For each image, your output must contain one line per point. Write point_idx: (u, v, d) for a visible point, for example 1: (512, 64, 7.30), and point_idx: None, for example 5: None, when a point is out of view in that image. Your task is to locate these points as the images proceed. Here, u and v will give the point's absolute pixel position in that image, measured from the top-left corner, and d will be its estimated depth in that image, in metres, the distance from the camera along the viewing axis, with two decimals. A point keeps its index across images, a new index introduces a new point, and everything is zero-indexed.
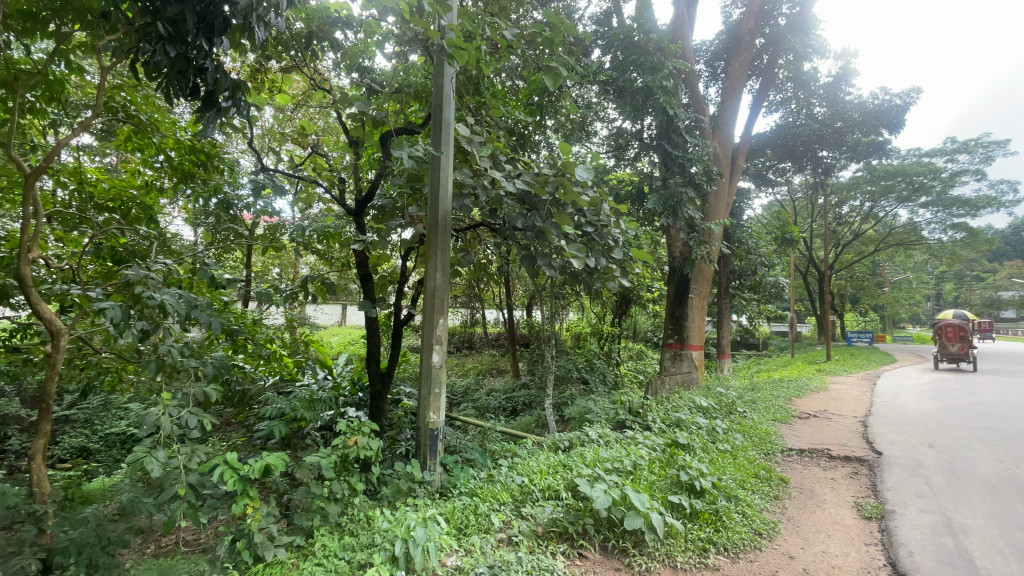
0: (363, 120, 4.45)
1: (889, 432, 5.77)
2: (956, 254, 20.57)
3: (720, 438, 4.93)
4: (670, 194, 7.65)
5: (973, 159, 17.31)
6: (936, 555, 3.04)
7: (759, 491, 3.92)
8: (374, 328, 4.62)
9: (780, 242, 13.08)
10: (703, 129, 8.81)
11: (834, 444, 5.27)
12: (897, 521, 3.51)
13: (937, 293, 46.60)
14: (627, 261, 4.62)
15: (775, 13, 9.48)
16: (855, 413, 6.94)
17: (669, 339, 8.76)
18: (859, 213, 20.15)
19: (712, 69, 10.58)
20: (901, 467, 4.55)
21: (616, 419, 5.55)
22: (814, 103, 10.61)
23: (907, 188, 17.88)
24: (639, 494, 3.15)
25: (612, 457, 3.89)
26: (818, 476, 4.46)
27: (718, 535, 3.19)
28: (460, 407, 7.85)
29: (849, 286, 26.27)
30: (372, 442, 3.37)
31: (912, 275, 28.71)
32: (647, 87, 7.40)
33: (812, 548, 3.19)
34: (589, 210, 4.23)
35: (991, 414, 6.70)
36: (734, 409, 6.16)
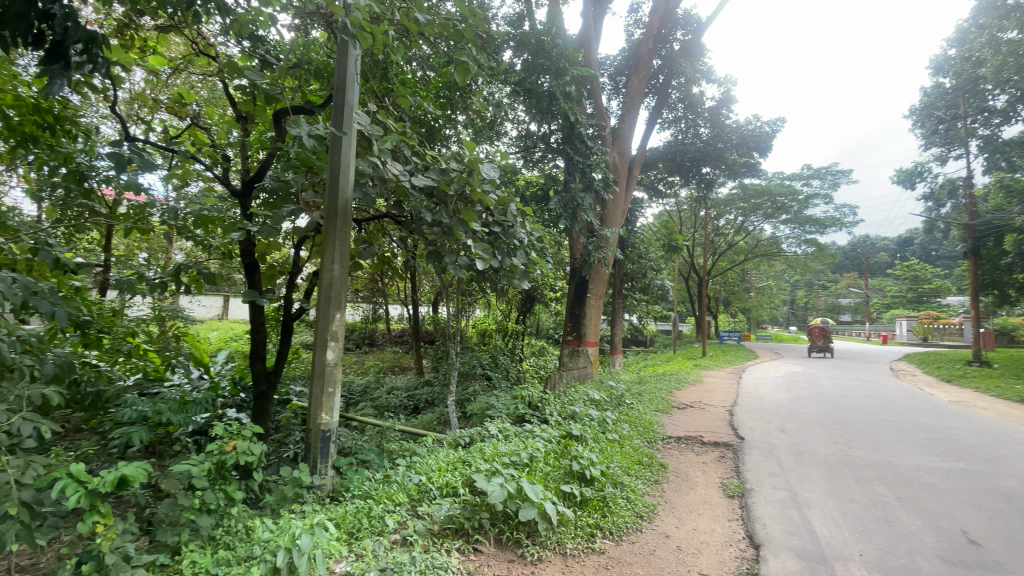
0: (255, 94, 4.09)
1: (750, 419, 6.57)
2: (807, 265, 24.02)
3: (610, 429, 5.29)
4: (572, 199, 8.00)
5: (823, 184, 20.22)
6: (785, 526, 3.50)
7: (641, 477, 4.25)
8: (261, 322, 4.26)
9: (668, 248, 14.32)
10: (605, 138, 9.26)
11: (706, 432, 5.87)
12: (753, 497, 4.00)
13: (792, 300, 54.00)
14: (531, 261, 4.75)
15: (670, 39, 10.37)
16: (724, 403, 7.83)
17: (567, 335, 9.27)
18: (733, 227, 22.72)
19: (614, 83, 11.22)
20: (758, 449, 5.21)
21: (517, 414, 5.73)
22: (700, 124, 11.81)
23: (772, 206, 20.52)
24: (534, 486, 3.25)
25: (511, 450, 3.99)
26: (691, 461, 4.95)
27: (605, 520, 3.40)
28: (357, 406, 7.54)
29: (723, 290, 29.49)
30: (254, 447, 3.11)
31: (772, 282, 33.00)
32: (553, 92, 7.66)
33: (685, 526, 3.53)
34: (496, 209, 4.31)
35: (829, 402, 7.92)
36: (623, 401, 6.62)
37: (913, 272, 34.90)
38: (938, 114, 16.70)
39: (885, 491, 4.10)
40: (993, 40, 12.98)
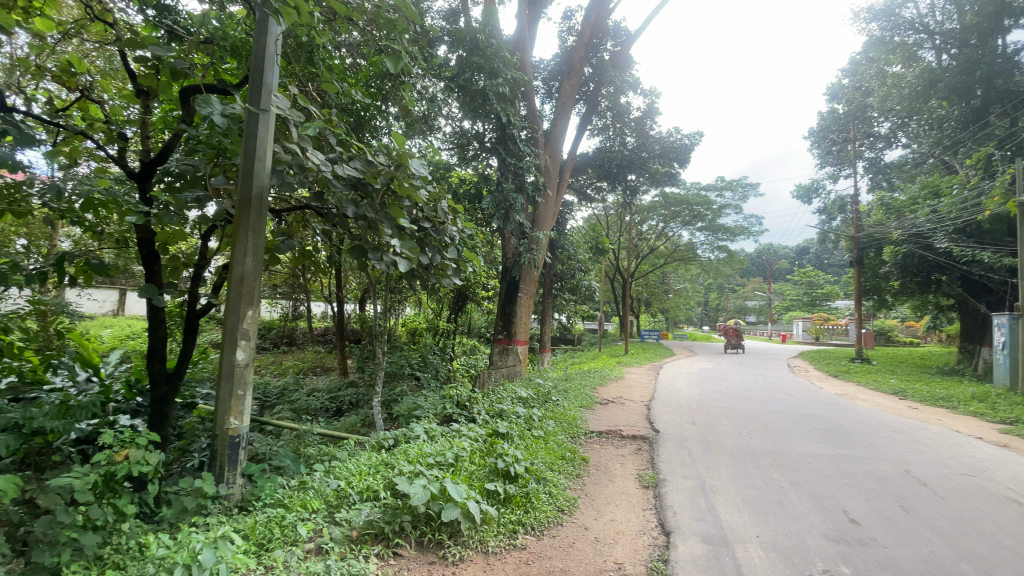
0: (158, 67, 3.72)
1: (666, 412, 6.99)
2: (719, 270, 25.95)
3: (535, 425, 5.40)
4: (504, 199, 8.05)
5: (734, 195, 21.94)
6: (692, 513, 3.75)
7: (564, 472, 4.39)
8: (161, 318, 3.89)
9: (595, 250, 14.85)
10: (537, 140, 9.40)
11: (625, 426, 6.16)
12: (666, 487, 4.25)
13: (706, 302, 58.11)
14: (460, 259, 4.74)
15: (601, 48, 10.73)
16: (643, 398, 8.26)
17: (498, 334, 9.22)
18: (654, 232, 24.02)
19: (547, 88, 11.45)
20: (672, 442, 5.54)
21: (444, 413, 5.68)
22: (626, 133, 12.34)
23: (689, 214, 21.95)
24: (458, 486, 3.24)
25: (435, 451, 3.95)
26: (611, 454, 5.17)
27: (528, 516, 3.47)
28: (274, 410, 7.10)
29: (645, 291, 31.09)
30: (150, 455, 2.85)
31: (689, 285, 35.34)
32: (486, 92, 7.68)
33: (603, 518, 3.67)
34: (426, 206, 4.25)
35: (735, 396, 8.62)
36: (549, 398, 6.78)
37: (809, 278, 38.95)
38: (832, 137, 18.71)
39: (779, 477, 4.52)
40: (881, 73, 14.67)
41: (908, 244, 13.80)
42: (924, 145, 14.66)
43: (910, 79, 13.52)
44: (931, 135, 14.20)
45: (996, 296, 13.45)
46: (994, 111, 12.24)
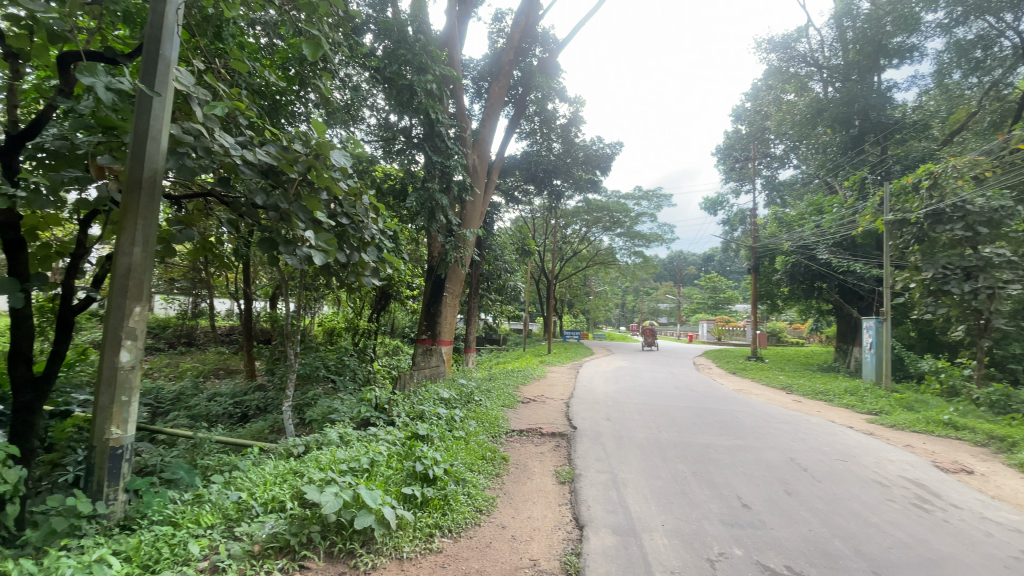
0: (30, 26, 3.23)
1: (584, 409, 7.27)
2: (635, 274, 27.42)
3: (456, 426, 5.38)
4: (430, 197, 7.90)
5: (650, 205, 23.29)
6: (604, 505, 3.91)
7: (484, 472, 4.42)
8: (26, 314, 3.38)
9: (521, 252, 15.06)
10: (464, 140, 9.35)
11: (545, 424, 6.32)
12: (581, 482, 4.40)
13: (623, 305, 61.13)
14: (381, 258, 4.59)
15: (530, 53, 10.89)
16: (563, 396, 8.52)
17: (421, 334, 9.09)
18: (578, 237, 24.82)
19: (477, 87, 11.48)
20: (588, 437, 5.76)
21: (361, 417, 5.48)
22: (553, 138, 12.63)
23: (610, 220, 22.98)
24: (372, 491, 3.14)
25: (349, 456, 3.82)
26: (531, 452, 5.27)
27: (444, 519, 3.44)
28: (167, 417, 6.46)
29: (568, 293, 32.09)
30: (9, 473, 2.46)
31: (608, 287, 37.02)
32: (413, 87, 7.50)
33: (520, 515, 3.73)
34: (346, 201, 4.07)
35: (648, 392, 9.14)
36: (472, 399, 6.79)
37: (714, 283, 42.42)
38: (735, 155, 20.50)
39: (685, 468, 4.84)
40: (778, 99, 16.26)
41: (796, 255, 15.44)
42: (811, 167, 16.46)
43: (801, 107, 15.16)
44: (817, 158, 15.96)
45: (865, 302, 15.42)
46: (867, 140, 13.98)
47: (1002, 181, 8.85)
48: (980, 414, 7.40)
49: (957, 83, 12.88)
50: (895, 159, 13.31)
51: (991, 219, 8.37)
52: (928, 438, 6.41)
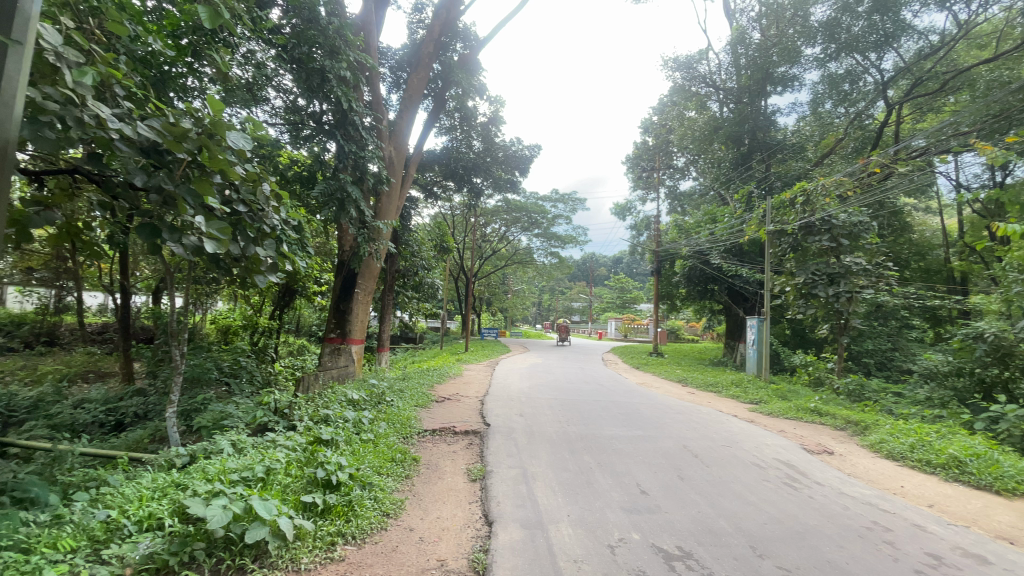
0: None
1: (497, 406, 7.35)
2: (551, 274, 28.26)
3: (364, 429, 5.18)
4: (341, 187, 7.49)
5: (566, 207, 24.13)
6: (514, 500, 3.97)
7: (392, 474, 4.31)
8: None
9: (438, 249, 14.87)
10: (380, 130, 9.01)
11: (458, 422, 6.29)
12: (491, 478, 4.44)
13: (539, 303, 62.74)
14: (282, 251, 4.29)
15: (450, 48, 10.75)
16: (478, 394, 8.54)
17: (330, 332, 8.79)
18: (497, 235, 24.98)
19: (395, 77, 11.09)
20: (501, 433, 5.83)
21: (258, 422, 5.10)
22: (473, 136, 12.62)
23: (528, 220, 23.44)
24: (267, 502, 2.94)
25: (242, 465, 3.55)
26: (442, 452, 5.23)
27: (348, 525, 3.31)
28: (18, 428, 5.56)
29: (486, 291, 32.25)
30: None
31: (525, 286, 37.78)
32: (325, 71, 7.10)
33: (429, 516, 3.68)
34: (244, 186, 3.74)
35: (560, 388, 9.45)
36: (383, 399, 6.59)
37: (622, 284, 45.04)
38: (643, 164, 21.84)
39: (590, 458, 5.08)
40: (681, 115, 17.53)
41: (693, 260, 16.82)
42: (708, 180, 18.00)
43: (701, 123, 16.48)
44: (713, 172, 17.46)
45: (749, 303, 17.19)
46: (754, 158, 15.62)
47: (859, 200, 10.31)
48: (839, 401, 8.54)
49: (828, 111, 14.59)
50: (776, 176, 14.95)
51: (851, 233, 9.67)
52: (798, 424, 7.27)
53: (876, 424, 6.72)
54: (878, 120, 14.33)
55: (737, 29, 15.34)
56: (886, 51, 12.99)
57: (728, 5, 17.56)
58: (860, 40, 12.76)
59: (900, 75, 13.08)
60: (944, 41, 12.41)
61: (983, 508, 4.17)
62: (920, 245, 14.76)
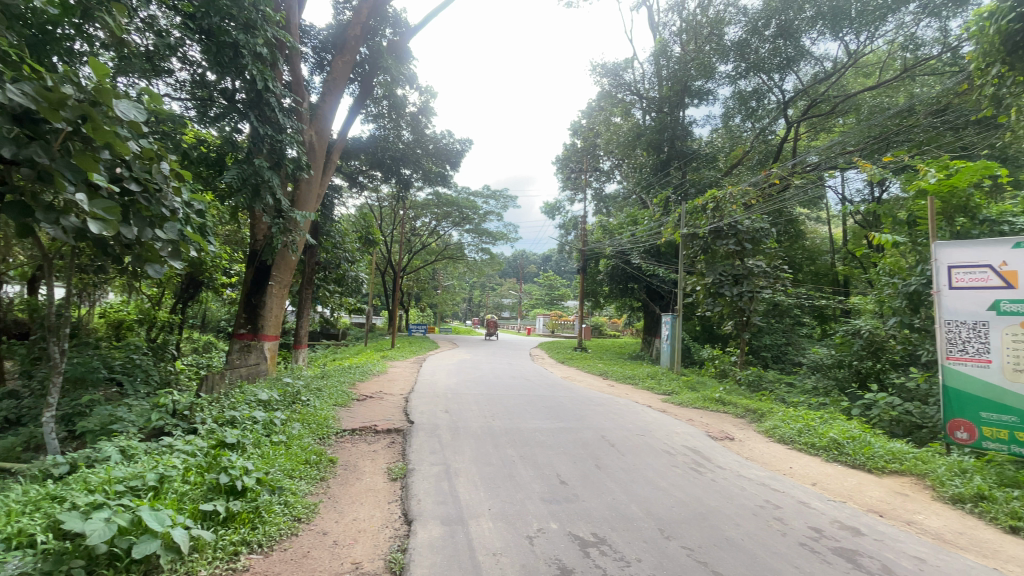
0: None
1: (422, 403, 7.24)
2: (482, 270, 28.29)
3: (276, 431, 4.89)
4: (255, 171, 7.00)
5: (497, 204, 24.22)
6: (435, 497, 3.93)
7: (305, 477, 4.11)
8: None
9: (364, 241, 14.34)
10: (300, 113, 8.51)
11: (380, 421, 6.12)
12: (413, 476, 4.36)
13: (470, 299, 62.59)
14: (182, 238, 3.93)
15: (379, 33, 10.37)
16: (401, 391, 8.37)
17: (239, 328, 8.09)
18: (426, 229, 24.56)
19: (318, 58, 10.54)
20: (425, 431, 5.74)
21: (153, 426, 4.65)
22: (402, 126, 12.28)
23: (459, 215, 23.27)
24: (159, 512, 2.69)
25: (130, 474, 3.21)
26: (361, 452, 5.06)
27: (254, 533, 3.11)
28: None
29: (415, 286, 31.62)
30: None
31: (455, 282, 37.56)
32: (239, 45, 6.59)
33: (345, 519, 3.55)
34: (137, 163, 3.39)
35: (486, 383, 9.50)
36: (298, 399, 6.27)
37: (551, 282, 46.27)
38: (572, 165, 22.44)
39: (513, 452, 5.15)
40: (608, 120, 18.21)
41: (616, 259, 17.58)
42: (631, 184, 18.87)
43: (626, 129, 17.20)
44: (636, 176, 18.33)
45: (665, 301, 18.28)
46: (672, 165, 16.61)
47: (762, 208, 11.29)
48: (740, 392, 9.32)
49: (738, 125, 15.84)
50: (691, 183, 16.00)
51: (755, 238, 10.56)
52: (705, 413, 7.85)
53: (770, 412, 7.41)
54: (779, 136, 15.74)
55: (660, 42, 16.08)
56: (787, 74, 14.30)
57: (653, 17, 18.44)
58: (766, 61, 13.93)
59: (798, 96, 14.46)
60: (836, 67, 13.85)
61: (856, 484, 4.73)
62: (811, 250, 16.46)
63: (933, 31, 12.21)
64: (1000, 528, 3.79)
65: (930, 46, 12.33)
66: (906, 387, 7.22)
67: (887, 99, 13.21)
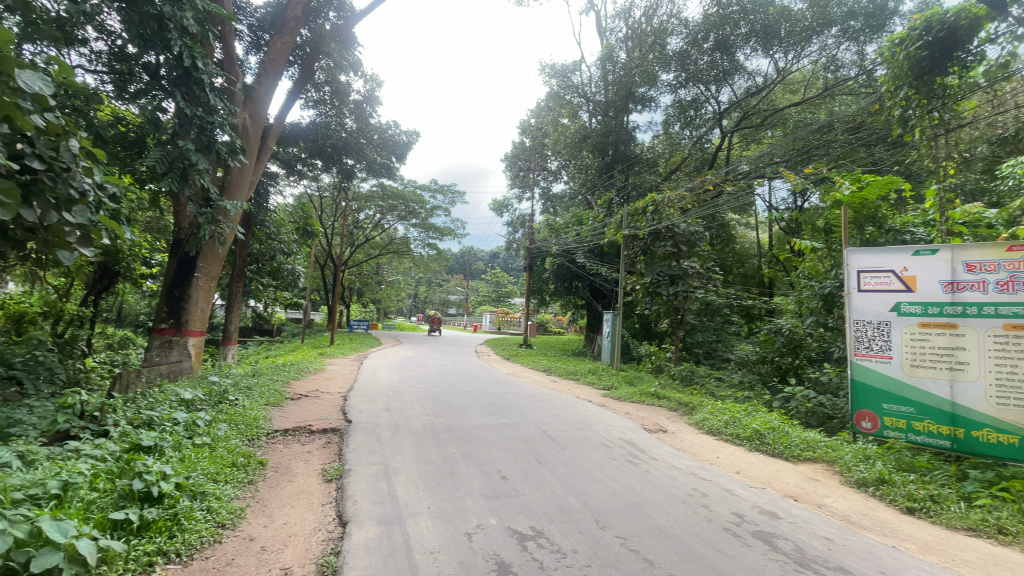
0: None
1: (360, 402, 7.04)
2: (428, 265, 27.91)
3: (199, 433, 4.59)
4: (180, 154, 6.53)
5: (444, 199, 23.95)
6: (372, 497, 3.84)
7: (231, 481, 3.89)
8: None
9: (302, 232, 13.73)
10: (233, 94, 7.99)
11: (315, 420, 5.90)
12: (349, 477, 4.23)
13: (414, 295, 61.55)
14: (95, 224, 3.57)
15: (322, 16, 9.92)
16: (339, 389, 8.10)
17: (160, 322, 7.53)
18: (370, 222, 23.89)
19: (255, 38, 10.01)
20: (363, 430, 5.59)
21: (56, 429, 4.24)
22: (345, 114, 11.85)
23: (404, 209, 22.80)
24: (62, 523, 2.46)
25: (27, 482, 2.91)
26: (294, 453, 4.85)
27: (172, 542, 2.90)
28: None
29: (357, 281, 30.68)
30: None
31: (400, 277, 36.82)
32: (164, 17, 6.09)
33: (274, 523, 3.39)
34: (42, 139, 3.02)
35: (428, 380, 9.39)
36: (225, 398, 5.92)
37: (498, 279, 46.55)
38: (520, 163, 22.59)
39: (454, 449, 5.12)
40: (556, 121, 18.47)
41: (561, 258, 17.91)
42: (577, 185, 19.27)
43: (573, 130, 17.54)
44: (581, 177, 18.74)
45: (607, 300, 18.84)
46: (615, 168, 17.12)
47: (697, 212, 11.87)
48: (674, 386, 9.79)
49: (677, 133, 16.56)
50: (633, 187, 16.57)
51: (689, 240, 11.11)
52: (641, 406, 8.18)
53: (700, 405, 7.83)
54: (715, 145, 16.61)
55: (607, 47, 16.46)
56: (723, 86, 15.12)
57: (600, 23, 18.88)
58: (704, 73, 14.68)
59: (731, 108, 15.34)
60: (766, 83, 14.78)
61: (774, 471, 5.10)
62: (740, 254, 17.53)
63: (851, 54, 13.39)
64: (896, 508, 4.22)
65: (849, 67, 13.53)
66: (821, 381, 7.85)
67: (810, 115, 14.30)
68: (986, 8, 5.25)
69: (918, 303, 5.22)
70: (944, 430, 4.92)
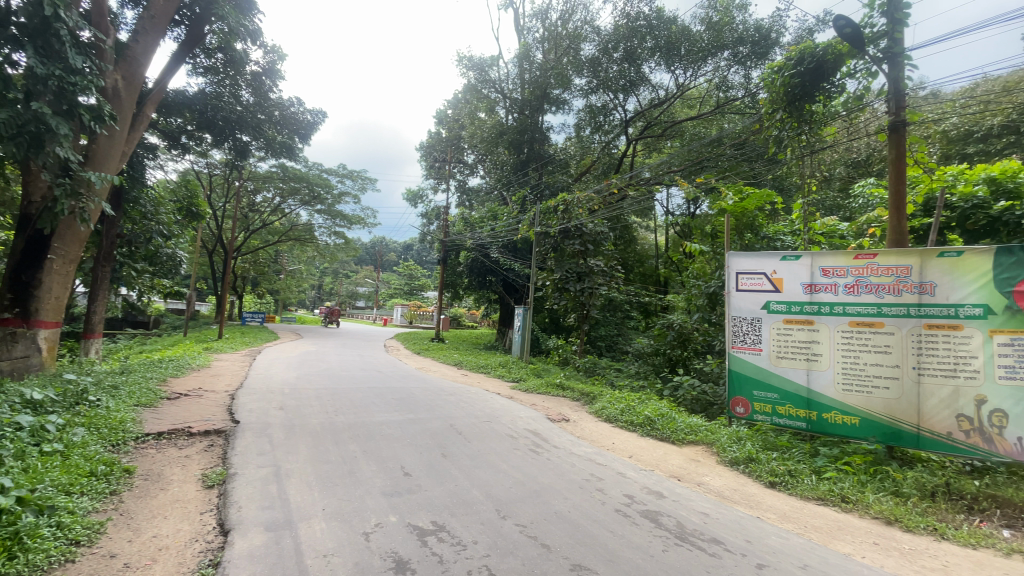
0: None
1: (251, 400, 6.51)
2: (334, 255, 26.49)
3: (48, 439, 3.97)
4: (34, 117, 5.58)
5: (354, 185, 22.85)
6: (261, 502, 3.58)
7: (88, 492, 3.42)
8: None
9: (186, 214, 12.35)
10: (102, 52, 6.96)
11: (197, 422, 5.37)
12: (234, 481, 3.90)
13: (319, 287, 58.12)
14: None
15: None
16: (227, 387, 7.43)
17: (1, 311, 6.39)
18: (269, 206, 22.11)
19: None
20: (253, 431, 5.18)
21: None
22: (240, 86, 10.84)
23: (308, 193, 21.44)
24: None
25: None
26: (169, 458, 4.37)
27: (10, 564, 2.49)
28: None
29: (252, 269, 28.24)
30: None
31: (303, 267, 34.56)
32: None
33: (142, 536, 3.04)
34: None
35: (329, 376, 8.94)
36: (84, 399, 5.18)
37: (410, 271, 45.54)
38: (435, 153, 22.19)
39: (356, 447, 4.93)
40: (472, 113, 18.38)
41: (475, 251, 17.91)
42: (492, 180, 19.37)
43: (488, 125, 17.58)
44: (497, 173, 18.88)
45: (518, 294, 19.20)
46: (530, 166, 17.43)
47: (603, 213, 12.48)
48: (577, 377, 10.29)
49: (587, 137, 17.29)
50: (546, 185, 16.99)
51: (595, 239, 11.64)
52: (546, 397, 8.46)
53: (600, 395, 8.27)
54: (620, 151, 17.55)
55: (524, 45, 16.65)
56: (630, 95, 16.01)
57: (518, 21, 19.06)
58: (613, 81, 15.40)
59: (637, 117, 16.32)
60: (667, 96, 15.89)
61: (661, 455, 5.54)
62: (640, 253, 18.78)
63: (739, 77, 14.82)
64: (761, 483, 4.79)
65: (737, 89, 14.98)
66: (704, 371, 8.66)
67: (703, 130, 15.63)
68: (848, 46, 6.05)
69: (784, 302, 5.93)
70: (801, 413, 5.68)
